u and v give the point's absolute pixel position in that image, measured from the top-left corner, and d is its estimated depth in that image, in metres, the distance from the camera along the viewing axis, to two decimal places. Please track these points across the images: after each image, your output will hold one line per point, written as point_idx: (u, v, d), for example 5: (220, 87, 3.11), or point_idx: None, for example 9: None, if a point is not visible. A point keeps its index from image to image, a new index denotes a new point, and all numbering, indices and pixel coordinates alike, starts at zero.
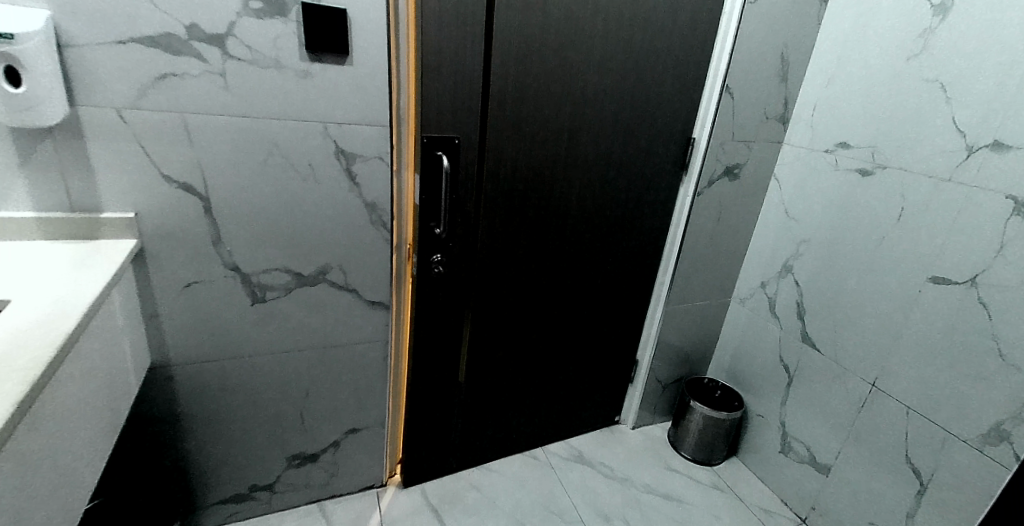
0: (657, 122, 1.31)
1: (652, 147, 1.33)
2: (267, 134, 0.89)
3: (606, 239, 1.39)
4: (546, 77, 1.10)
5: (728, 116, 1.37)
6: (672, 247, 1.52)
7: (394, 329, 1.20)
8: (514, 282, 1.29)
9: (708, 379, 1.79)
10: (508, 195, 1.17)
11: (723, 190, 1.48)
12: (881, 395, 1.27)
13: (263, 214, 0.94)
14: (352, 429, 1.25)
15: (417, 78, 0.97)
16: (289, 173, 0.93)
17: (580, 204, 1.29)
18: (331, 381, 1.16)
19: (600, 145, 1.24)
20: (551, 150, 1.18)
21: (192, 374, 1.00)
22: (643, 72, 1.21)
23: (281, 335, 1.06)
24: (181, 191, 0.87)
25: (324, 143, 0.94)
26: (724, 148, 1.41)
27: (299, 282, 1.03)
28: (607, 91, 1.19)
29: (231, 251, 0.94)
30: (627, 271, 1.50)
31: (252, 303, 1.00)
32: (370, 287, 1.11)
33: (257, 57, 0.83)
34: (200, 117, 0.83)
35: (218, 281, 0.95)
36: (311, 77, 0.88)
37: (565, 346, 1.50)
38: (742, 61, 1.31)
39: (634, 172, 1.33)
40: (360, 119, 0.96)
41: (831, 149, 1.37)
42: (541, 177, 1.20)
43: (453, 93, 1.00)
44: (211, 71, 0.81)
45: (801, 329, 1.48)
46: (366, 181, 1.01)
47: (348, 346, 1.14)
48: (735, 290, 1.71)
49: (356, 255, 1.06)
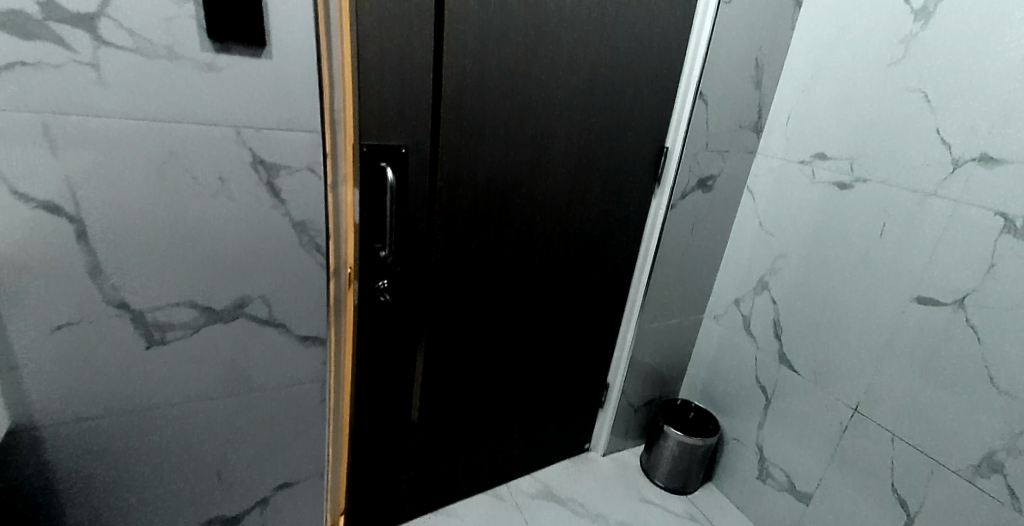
0: (628, 130, 1.20)
1: (623, 159, 1.23)
2: (161, 139, 0.72)
3: (572, 259, 1.28)
4: (507, 81, 0.98)
5: (703, 124, 1.27)
6: (644, 264, 1.42)
7: (334, 368, 1.01)
8: (472, 308, 1.16)
9: (681, 399, 1.67)
10: (465, 212, 1.04)
11: (697, 203, 1.39)
12: (865, 421, 1.20)
13: (158, 239, 0.76)
14: (283, 484, 1.06)
15: (353, 62, 0.74)
16: (192, 189, 0.76)
17: (545, 223, 1.18)
18: (255, 432, 0.98)
19: (566, 158, 1.13)
20: (513, 163, 1.06)
21: (70, 436, 0.80)
22: (612, 78, 1.11)
23: (186, 382, 0.87)
24: (41, 211, 0.68)
25: (238, 151, 0.77)
26: (699, 158, 1.32)
27: (210, 319, 0.85)
28: (573, 98, 1.07)
29: (116, 284, 0.75)
30: (597, 292, 1.39)
31: (147, 346, 0.81)
32: (301, 319, 0.94)
33: (142, 45, 0.66)
34: (65, 118, 0.65)
35: (100, 323, 0.76)
36: (216, 71, 0.72)
37: (529, 373, 1.37)
38: (717, 66, 1.22)
39: (604, 183, 1.23)
40: (283, 123, 0.79)
41: (808, 160, 1.30)
42: (502, 194, 1.07)
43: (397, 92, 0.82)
44: (79, 60, 0.64)
45: (779, 349, 1.40)
46: (292, 196, 0.85)
47: (275, 389, 0.96)
48: (708, 306, 1.62)
49: (282, 284, 0.89)
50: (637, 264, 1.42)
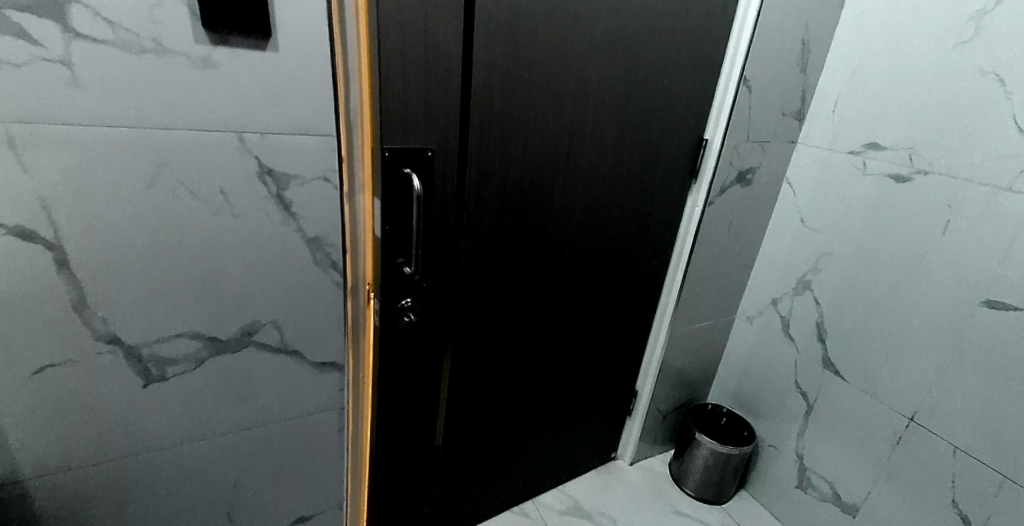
0: (667, 122, 1.09)
1: (659, 154, 1.12)
2: (150, 149, 0.61)
3: (604, 264, 1.17)
4: (539, 71, 0.86)
5: (745, 113, 1.16)
6: (678, 266, 1.32)
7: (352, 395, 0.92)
8: (500, 322, 1.06)
9: (711, 404, 1.59)
10: (492, 219, 0.93)
11: (735, 198, 1.29)
12: (922, 431, 1.12)
13: (152, 264, 0.66)
14: (300, 518, 0.98)
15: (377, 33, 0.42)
16: (190, 206, 0.66)
17: (577, 227, 1.07)
18: (269, 468, 0.88)
19: (601, 155, 1.02)
20: (545, 164, 0.95)
21: (60, 490, 0.70)
22: (653, 65, 0.99)
23: (191, 420, 0.77)
24: (12, 239, 0.57)
25: (242, 160, 0.67)
26: (740, 150, 1.21)
27: (215, 350, 0.75)
28: (611, 88, 0.96)
29: (106, 317, 0.65)
30: (628, 300, 1.29)
31: (145, 384, 0.71)
32: (317, 344, 0.84)
33: (124, 37, 0.55)
34: (35, 128, 0.54)
35: (89, 362, 0.66)
36: (214, 67, 0.61)
37: (556, 387, 1.27)
38: (762, 49, 1.11)
39: (639, 181, 1.12)
40: (293, 126, 0.69)
41: (858, 151, 1.19)
42: (533, 197, 0.97)
43: (423, 88, 0.72)
44: (49, 58, 0.53)
45: (822, 354, 1.31)
46: (305, 209, 0.74)
47: (289, 422, 0.87)
48: (741, 307, 1.53)
49: (295, 307, 0.79)
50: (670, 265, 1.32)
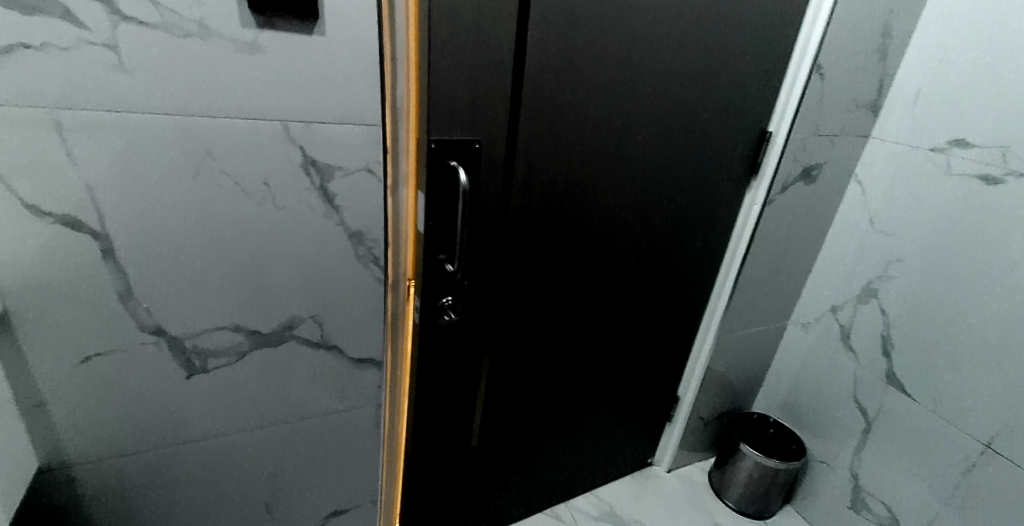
0: (729, 113, 1.00)
1: (718, 148, 1.04)
2: (195, 137, 0.59)
3: (651, 265, 1.10)
4: (596, 57, 0.79)
5: (815, 103, 1.06)
6: (731, 268, 1.23)
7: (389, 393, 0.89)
8: (541, 321, 1.01)
9: (757, 413, 1.50)
10: (539, 216, 0.88)
11: (798, 197, 1.19)
12: (1000, 460, 1.01)
13: (195, 255, 0.64)
14: (336, 511, 0.97)
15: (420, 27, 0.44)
16: (234, 197, 0.64)
17: (627, 223, 1.00)
18: (305, 462, 0.87)
19: (656, 148, 0.95)
20: (596, 156, 0.89)
21: (105, 476, 0.71)
22: (718, 50, 0.91)
23: (231, 412, 0.76)
24: (59, 227, 0.56)
25: (287, 150, 0.65)
26: (806, 144, 1.11)
27: (256, 343, 0.73)
28: (671, 76, 0.88)
29: (150, 308, 0.64)
30: (676, 302, 1.22)
31: (187, 376, 0.70)
32: (356, 340, 0.82)
33: (169, 20, 0.53)
34: (82, 114, 0.53)
35: (134, 352, 0.65)
36: (260, 52, 0.58)
37: (595, 391, 1.22)
38: (839, 33, 1.00)
39: (695, 176, 1.04)
40: (338, 114, 0.66)
41: (942, 147, 1.08)
42: (581, 194, 0.91)
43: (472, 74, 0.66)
44: (94, 41, 0.51)
45: (887, 368, 1.21)
46: (347, 201, 0.72)
47: (326, 417, 0.85)
48: (795, 312, 1.43)
49: (335, 301, 0.77)
50: (721, 267, 1.24)
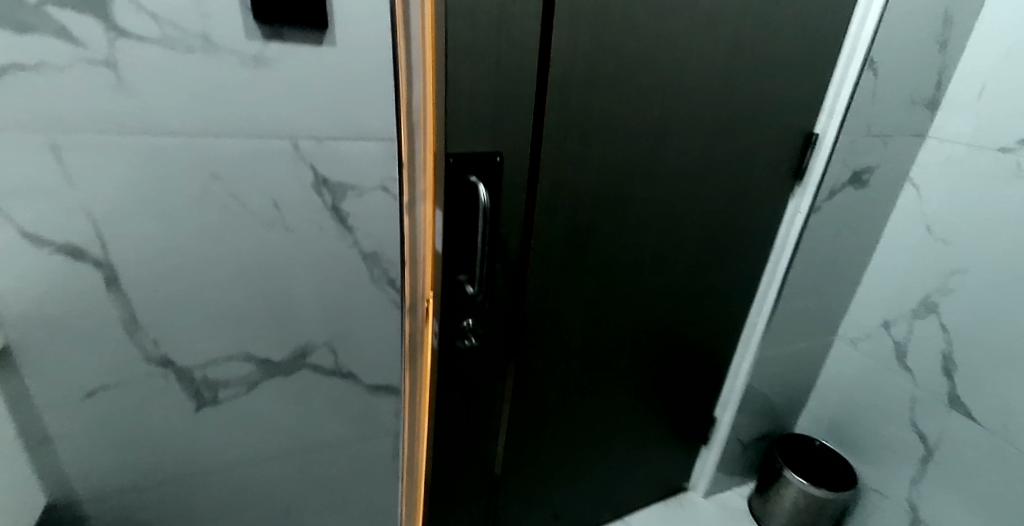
0: (771, 114, 0.92)
1: (758, 153, 0.96)
2: (200, 159, 0.56)
3: (683, 281, 1.02)
4: (627, 59, 0.73)
5: (865, 102, 0.98)
6: (773, 281, 1.14)
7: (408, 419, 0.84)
8: (568, 340, 0.94)
9: (802, 436, 1.37)
10: (563, 233, 0.82)
11: (845, 204, 1.10)
12: None
13: (203, 282, 0.61)
14: None
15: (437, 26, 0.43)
16: (242, 221, 0.60)
17: (660, 236, 0.93)
18: (321, 493, 0.83)
19: (691, 155, 0.88)
20: (627, 165, 0.82)
21: (115, 512, 0.68)
22: (760, 46, 0.83)
23: (243, 444, 0.73)
24: (61, 257, 0.53)
25: (297, 170, 0.61)
26: (855, 147, 1.02)
27: (269, 372, 0.70)
28: (706, 76, 0.81)
29: (157, 338, 0.61)
30: (712, 317, 1.14)
31: (197, 407, 0.67)
32: (373, 366, 0.77)
33: (172, 35, 0.50)
34: (81, 138, 0.50)
35: (141, 384, 0.62)
36: (268, 67, 0.55)
37: (625, 412, 1.15)
38: (893, 26, 0.92)
39: (733, 184, 0.96)
40: (351, 130, 0.62)
41: (1012, 147, 0.97)
42: (607, 206, 0.84)
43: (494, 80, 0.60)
44: (92, 59, 0.47)
45: (950, 390, 1.10)
46: (362, 221, 0.67)
47: (342, 448, 0.81)
48: (842, 328, 1.31)
49: (350, 326, 0.73)
50: (762, 279, 1.15)
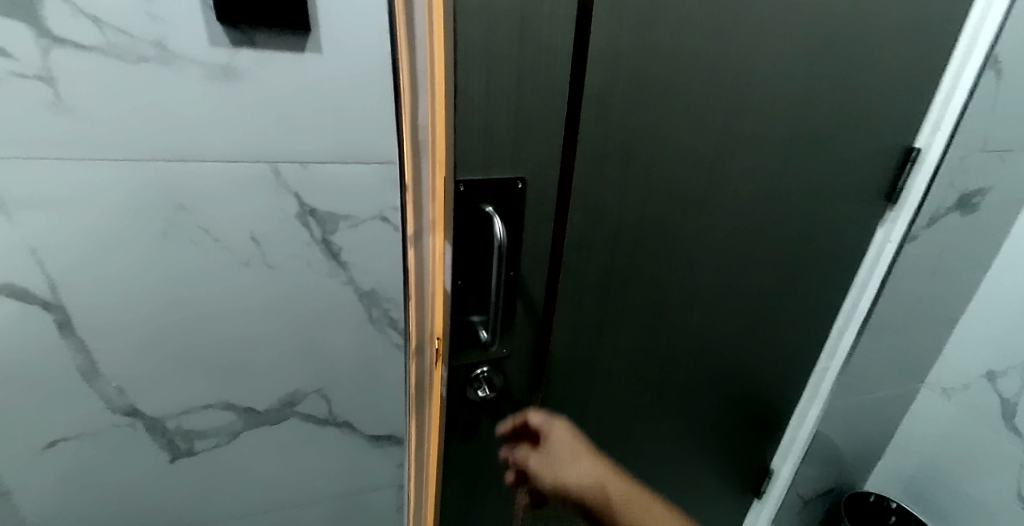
0: (869, 119, 0.62)
1: (848, 169, 0.65)
2: (164, 189, 0.47)
3: (730, 343, 0.73)
4: (673, 31, 0.43)
5: (985, 106, 0.72)
6: (842, 338, 0.87)
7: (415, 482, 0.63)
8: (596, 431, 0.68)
9: (877, 494, 1.06)
10: (595, 303, 0.55)
11: (947, 236, 0.83)
12: None
13: (171, 326, 0.53)
14: None
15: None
16: (215, 258, 0.52)
17: (710, 294, 0.64)
18: None
19: (754, 181, 0.58)
20: (662, 202, 0.52)
21: None
22: (870, 30, 0.55)
23: (225, 496, 0.66)
24: (7, 298, 0.46)
25: (277, 201, 0.52)
26: (967, 165, 0.77)
27: (252, 422, 0.62)
28: (788, 64, 0.51)
29: (122, 387, 0.53)
30: (772, 381, 0.86)
31: (172, 458, 0.60)
32: (372, 416, 0.69)
33: (119, 42, 0.41)
34: (17, 164, 0.42)
35: (108, 435, 0.55)
36: (239, 80, 0.45)
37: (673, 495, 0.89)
38: None
39: (812, 216, 0.66)
40: (343, 155, 0.52)
41: None
42: (648, 265, 0.56)
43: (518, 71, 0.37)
44: (24, 73, 0.39)
45: None
46: (358, 258, 0.58)
47: (337, 499, 0.73)
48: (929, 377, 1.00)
49: (345, 374, 0.64)
50: (828, 336, 0.87)
